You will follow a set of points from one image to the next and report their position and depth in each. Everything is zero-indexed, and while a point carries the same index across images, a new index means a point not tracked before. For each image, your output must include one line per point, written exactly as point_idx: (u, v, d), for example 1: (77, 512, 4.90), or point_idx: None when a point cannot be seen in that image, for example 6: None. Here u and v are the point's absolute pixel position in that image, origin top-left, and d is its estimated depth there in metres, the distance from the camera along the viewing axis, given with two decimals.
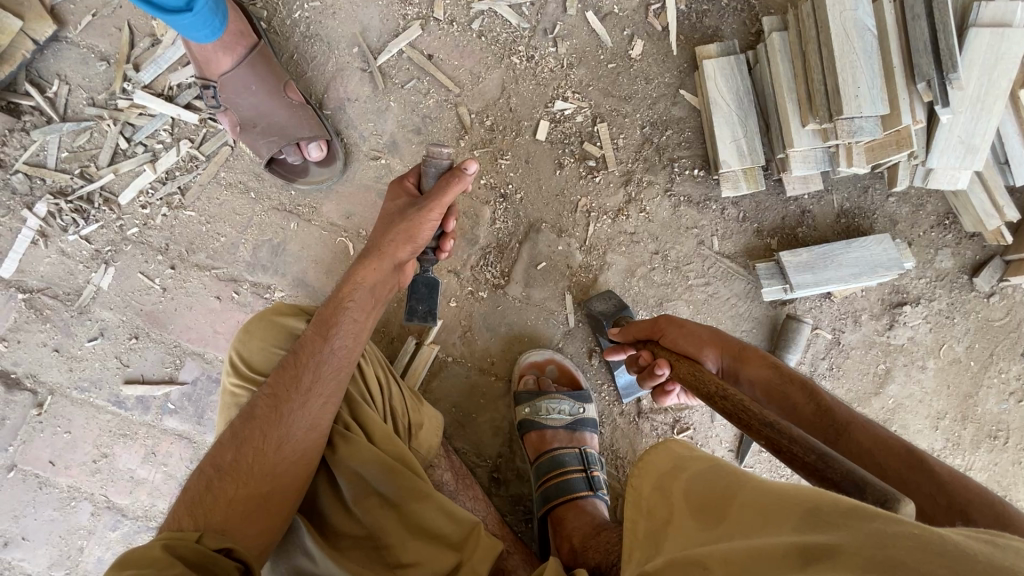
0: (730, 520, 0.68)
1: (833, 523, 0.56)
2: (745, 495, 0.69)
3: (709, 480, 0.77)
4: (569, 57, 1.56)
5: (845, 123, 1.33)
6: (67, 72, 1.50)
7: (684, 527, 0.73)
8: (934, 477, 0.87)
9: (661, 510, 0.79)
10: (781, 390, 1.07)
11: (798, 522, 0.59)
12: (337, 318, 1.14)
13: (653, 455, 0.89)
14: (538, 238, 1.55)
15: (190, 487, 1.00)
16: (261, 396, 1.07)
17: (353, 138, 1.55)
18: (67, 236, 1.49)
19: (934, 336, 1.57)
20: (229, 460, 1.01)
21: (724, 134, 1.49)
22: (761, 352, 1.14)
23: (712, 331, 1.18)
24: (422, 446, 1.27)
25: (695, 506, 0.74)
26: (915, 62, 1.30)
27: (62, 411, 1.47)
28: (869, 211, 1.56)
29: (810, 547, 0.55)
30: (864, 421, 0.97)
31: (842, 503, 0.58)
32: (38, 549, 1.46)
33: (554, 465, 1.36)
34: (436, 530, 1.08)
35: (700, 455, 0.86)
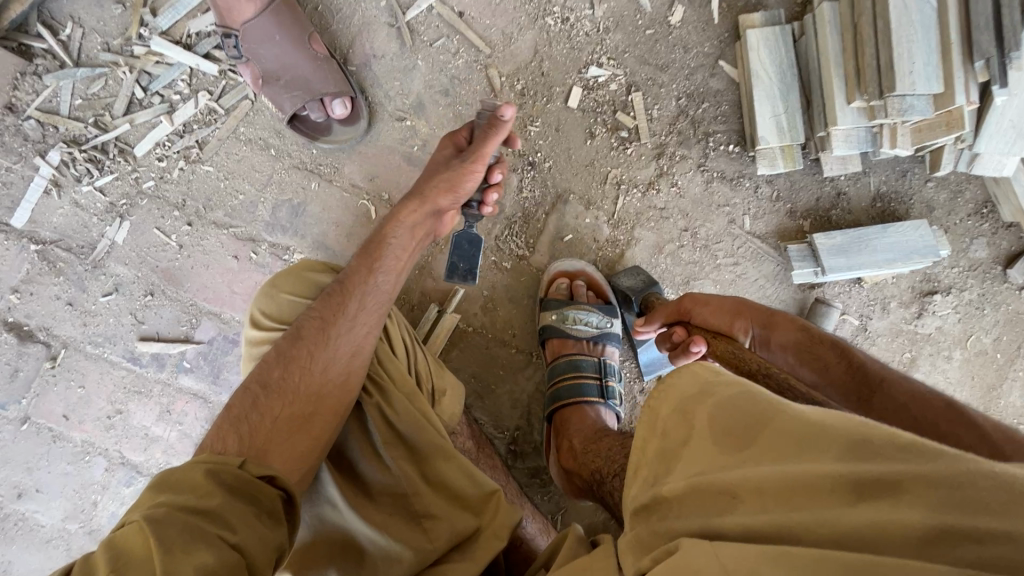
0: (764, 441, 0.61)
1: (889, 457, 0.54)
2: (781, 417, 0.62)
3: (743, 404, 0.66)
4: (606, 21, 1.49)
5: (896, 101, 1.28)
6: (81, 15, 1.44)
7: (705, 448, 0.64)
8: (974, 427, 0.82)
9: (677, 429, 0.69)
10: (814, 353, 1.03)
11: (844, 450, 0.56)
12: (384, 252, 1.18)
13: (679, 382, 0.74)
14: (565, 210, 1.51)
15: (235, 403, 0.98)
16: (308, 319, 1.08)
17: (378, 97, 1.49)
18: (81, 187, 1.44)
19: (962, 327, 1.55)
20: (276, 377, 1.01)
21: (765, 109, 1.43)
22: (789, 314, 1.11)
23: (739, 299, 1.15)
24: (444, 413, 1.24)
25: (722, 423, 0.65)
26: (975, 38, 1.24)
27: (75, 365, 1.45)
28: (906, 196, 1.52)
29: (865, 483, 0.53)
30: (899, 376, 0.94)
31: (889, 436, 0.56)
32: (52, 502, 1.45)
33: (571, 368, 1.36)
34: (457, 491, 1.07)
35: (728, 379, 0.71)
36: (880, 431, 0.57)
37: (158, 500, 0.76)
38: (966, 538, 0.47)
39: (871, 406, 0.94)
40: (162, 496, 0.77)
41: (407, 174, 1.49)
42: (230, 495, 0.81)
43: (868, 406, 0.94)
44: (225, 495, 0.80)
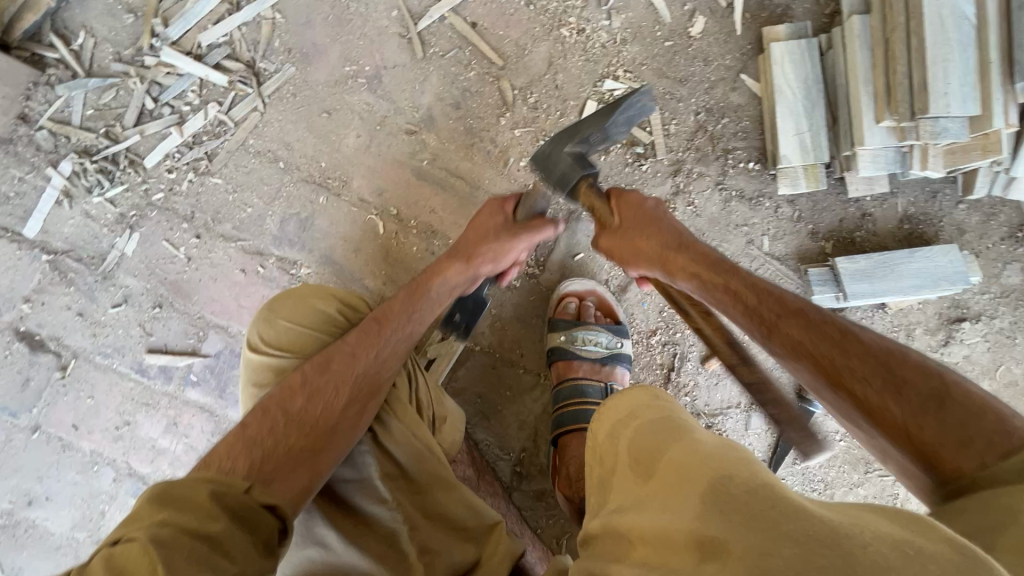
0: (657, 477, 0.65)
1: (739, 506, 0.54)
2: (672, 452, 0.66)
3: (657, 434, 0.71)
4: (623, 32, 1.45)
5: (928, 123, 1.21)
6: (94, 24, 1.43)
7: (625, 482, 0.70)
8: (868, 354, 0.75)
9: (609, 458, 0.76)
10: (714, 290, 0.94)
11: (699, 502, 0.57)
12: (425, 290, 1.18)
13: (618, 400, 0.81)
14: (577, 227, 1.45)
15: (251, 424, 0.93)
16: (340, 348, 1.05)
17: (388, 108, 1.46)
18: (92, 198, 1.44)
19: (991, 356, 1.48)
20: (299, 406, 0.98)
21: (788, 127, 1.38)
22: (687, 248, 0.99)
23: (650, 229, 1.04)
24: (445, 439, 1.23)
25: (635, 454, 0.71)
26: (1017, 57, 1.17)
27: (84, 375, 1.46)
28: (935, 218, 1.45)
29: (706, 540, 0.53)
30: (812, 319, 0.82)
31: (748, 483, 0.57)
32: (61, 510, 1.47)
33: (574, 394, 1.32)
34: (457, 523, 1.07)
35: (656, 405, 0.77)
36: (739, 478, 0.58)
37: (157, 518, 0.72)
38: None
39: (771, 341, 0.84)
40: (160, 513, 0.73)
41: (416, 189, 1.46)
42: (231, 521, 0.78)
43: (769, 341, 0.85)
44: (228, 520, 0.78)
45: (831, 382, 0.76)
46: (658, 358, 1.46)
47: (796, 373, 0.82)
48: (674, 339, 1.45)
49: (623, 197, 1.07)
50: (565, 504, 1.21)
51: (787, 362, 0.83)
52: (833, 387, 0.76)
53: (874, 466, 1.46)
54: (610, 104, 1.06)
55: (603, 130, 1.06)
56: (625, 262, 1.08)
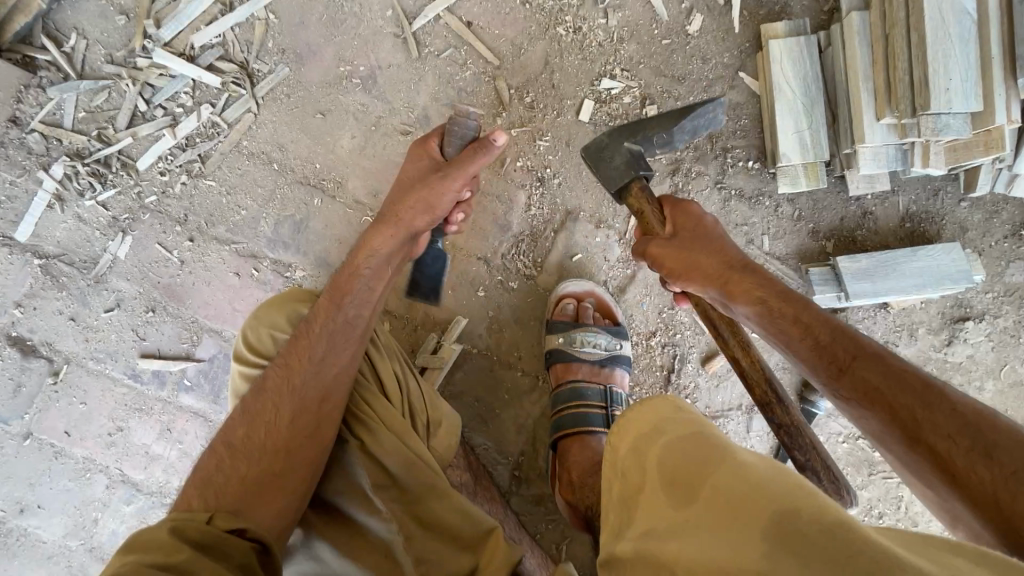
0: (699, 504, 0.64)
1: (810, 547, 0.53)
2: (719, 479, 0.65)
3: (690, 452, 0.71)
4: (620, 30, 1.43)
5: (930, 119, 1.19)
6: (85, 26, 1.42)
7: (655, 503, 0.69)
8: (957, 415, 0.70)
9: (635, 476, 0.76)
10: (779, 321, 0.87)
11: (760, 538, 0.56)
12: (343, 281, 1.10)
13: (639, 412, 0.83)
14: (574, 228, 1.44)
15: (204, 463, 0.98)
16: (272, 368, 1.04)
17: (383, 109, 1.44)
18: (84, 201, 1.43)
19: (996, 355, 1.46)
20: (241, 436, 0.99)
21: (787, 125, 1.36)
22: (752, 272, 0.93)
23: (709, 250, 0.98)
24: (440, 445, 1.20)
25: (669, 476, 0.70)
26: (1019, 52, 1.15)
27: (77, 381, 1.44)
28: (937, 216, 1.44)
29: None
30: (889, 360, 0.77)
31: (819, 522, 0.55)
32: (53, 518, 1.45)
33: (574, 397, 1.29)
34: (453, 530, 1.04)
35: (682, 420, 0.78)
36: (814, 516, 0.56)
37: (127, 558, 0.77)
38: None
39: (841, 386, 0.79)
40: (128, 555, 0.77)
41: None
42: (200, 551, 0.81)
43: (838, 381, 0.80)
44: (193, 550, 0.80)
45: (911, 439, 0.72)
46: (658, 359, 1.44)
47: (865, 420, 0.77)
48: (674, 340, 1.43)
49: (678, 213, 1.04)
50: (566, 510, 1.18)
51: (853, 409, 0.79)
52: (911, 443, 0.72)
53: (878, 467, 1.44)
54: (683, 110, 1.13)
55: (666, 133, 1.13)
56: (673, 274, 1.01)
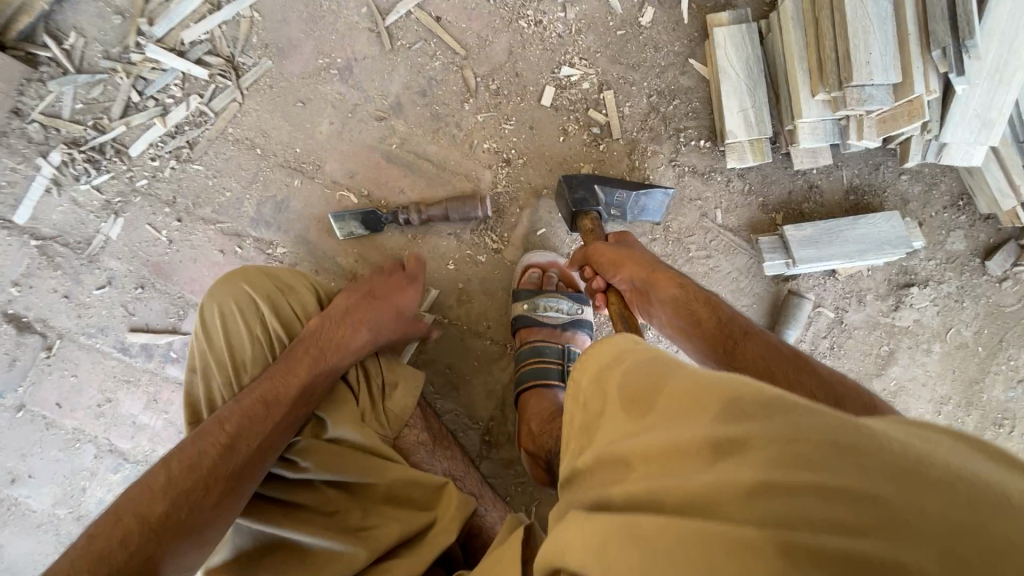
0: (655, 408, 0.66)
1: (758, 412, 0.55)
2: (673, 381, 0.67)
3: (647, 369, 0.73)
4: (578, 23, 1.55)
5: (855, 91, 1.29)
6: (83, 25, 1.53)
7: (616, 420, 0.72)
8: (816, 375, 0.93)
9: (596, 403, 0.78)
10: (691, 308, 1.09)
11: (714, 411, 0.58)
12: (327, 355, 1.17)
13: (598, 349, 0.84)
14: (538, 205, 1.54)
15: (100, 536, 0.89)
16: (210, 445, 1.02)
17: (360, 97, 1.55)
18: (79, 185, 1.53)
19: (941, 320, 1.53)
20: (159, 514, 0.93)
21: (732, 105, 1.47)
22: (672, 271, 1.15)
23: (638, 253, 1.20)
24: (396, 405, 1.28)
25: (627, 395, 0.72)
26: (932, 29, 1.25)
27: (69, 355, 1.52)
28: (879, 189, 1.53)
29: (723, 442, 0.55)
30: (766, 339, 1.01)
31: (764, 396, 0.57)
32: (43, 487, 1.51)
33: (534, 354, 1.35)
34: (407, 496, 1.18)
35: (638, 348, 0.81)
36: (755, 393, 0.58)
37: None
38: (784, 493, 0.49)
39: (736, 358, 1.01)
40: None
41: (386, 172, 1.55)
42: None
43: (732, 356, 1.01)
44: None
45: None
46: None
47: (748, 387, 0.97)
48: None
49: (620, 235, 1.31)
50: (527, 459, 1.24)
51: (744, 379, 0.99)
52: None
53: None
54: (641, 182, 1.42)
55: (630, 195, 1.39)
56: (609, 268, 1.20)
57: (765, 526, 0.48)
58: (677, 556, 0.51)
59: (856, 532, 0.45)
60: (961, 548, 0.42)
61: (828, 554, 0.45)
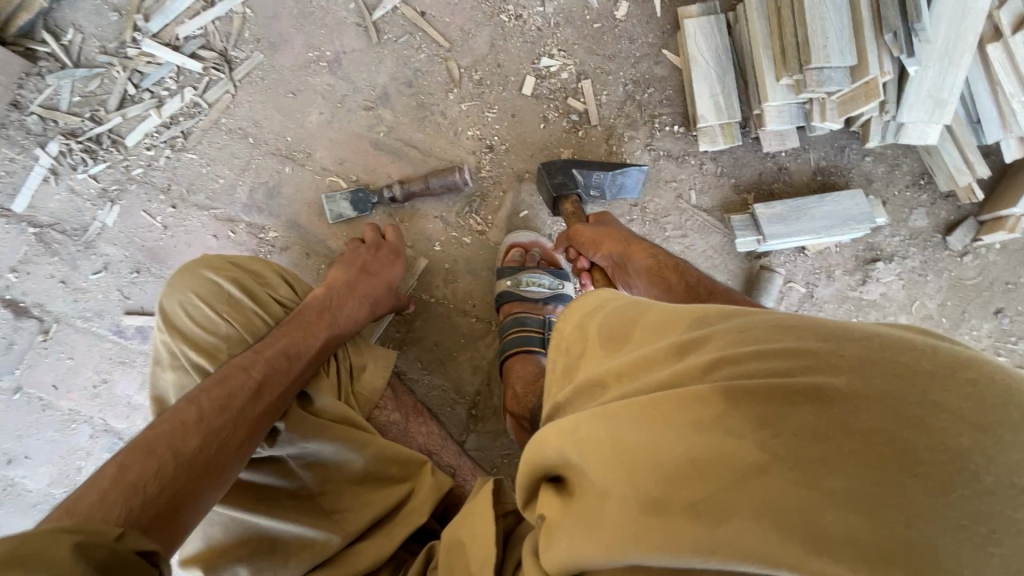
0: (635, 337, 0.79)
1: (717, 323, 0.67)
2: (649, 318, 0.81)
3: (622, 313, 0.86)
4: (556, 17, 1.63)
5: (815, 73, 1.36)
6: (81, 22, 1.60)
7: (597, 355, 0.83)
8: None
9: (577, 346, 0.90)
10: (661, 272, 1.14)
11: (688, 327, 0.71)
12: (333, 316, 1.27)
13: (580, 304, 0.97)
14: (521, 188, 1.60)
15: (133, 467, 0.82)
16: (242, 385, 1.04)
17: (349, 89, 1.62)
18: (77, 174, 1.58)
19: (906, 293, 1.61)
20: (192, 448, 0.90)
21: (703, 91, 1.55)
22: (647, 242, 1.21)
23: (615, 230, 1.26)
24: (366, 392, 1.33)
25: (607, 333, 0.85)
26: (883, 14, 1.33)
27: (65, 339, 1.56)
28: (844, 169, 1.61)
29: (687, 344, 0.65)
30: (731, 295, 1.04)
31: (721, 313, 0.70)
32: (40, 468, 1.55)
33: (517, 325, 1.41)
34: (382, 475, 1.21)
35: (611, 297, 0.94)
36: (715, 313, 0.70)
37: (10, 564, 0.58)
38: (737, 363, 0.58)
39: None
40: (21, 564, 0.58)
41: (375, 159, 1.62)
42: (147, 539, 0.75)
43: None
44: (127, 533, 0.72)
45: None
46: None
47: None
48: None
49: (601, 215, 1.37)
50: (512, 421, 1.29)
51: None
52: None
53: None
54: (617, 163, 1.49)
55: (607, 175, 1.46)
56: (586, 244, 1.27)
57: (720, 383, 0.57)
58: (645, 420, 0.58)
59: (791, 377, 0.53)
60: (872, 377, 0.50)
61: (768, 392, 0.53)
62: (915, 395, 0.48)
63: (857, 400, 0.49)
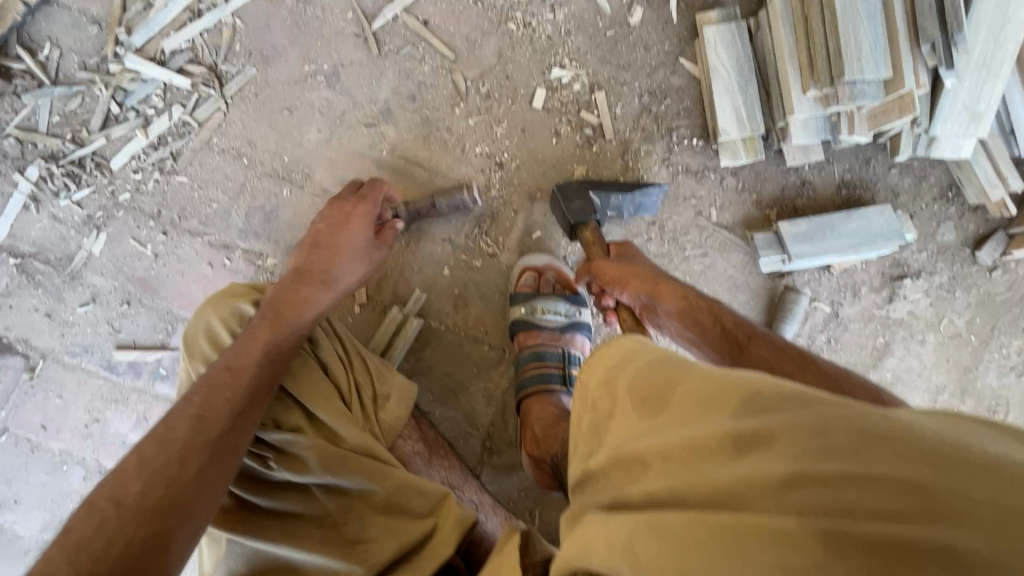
0: (675, 407, 0.74)
1: (773, 408, 0.65)
2: (689, 382, 0.75)
3: (657, 370, 0.82)
4: (567, 24, 1.54)
5: (846, 87, 1.31)
6: (59, 36, 1.49)
7: (630, 421, 0.79)
8: (822, 375, 0.97)
9: (607, 401, 0.85)
10: (696, 316, 1.11)
11: (737, 407, 0.68)
12: (287, 315, 1.15)
13: (608, 350, 0.92)
14: (532, 207, 1.52)
15: (73, 528, 0.84)
16: (182, 417, 0.98)
17: (348, 104, 1.52)
18: (59, 201, 1.48)
19: (934, 310, 1.55)
20: (135, 494, 0.88)
21: (724, 103, 1.47)
22: (676, 281, 1.17)
23: (640, 267, 1.21)
24: (389, 421, 1.28)
25: (641, 395, 0.80)
26: (920, 24, 1.28)
27: (53, 376, 1.47)
28: (870, 182, 1.54)
29: (745, 436, 0.64)
30: (768, 337, 1.05)
31: (779, 391, 0.67)
32: (29, 513, 1.47)
33: (534, 359, 1.34)
34: (405, 505, 1.14)
35: (645, 348, 0.89)
36: (772, 390, 0.67)
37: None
38: (810, 479, 0.57)
39: (743, 361, 1.04)
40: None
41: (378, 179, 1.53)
42: None
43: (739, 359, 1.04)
44: None
45: None
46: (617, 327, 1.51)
47: None
48: None
49: (621, 246, 1.32)
50: (530, 464, 1.23)
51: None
52: None
53: None
54: (637, 184, 1.40)
55: (630, 198, 1.39)
56: (612, 282, 1.21)
57: (789, 504, 0.57)
58: (718, 540, 0.58)
59: (878, 513, 0.53)
60: (953, 484, 0.53)
61: (839, 525, 0.54)
62: (977, 508, 0.51)
63: (938, 544, 0.50)
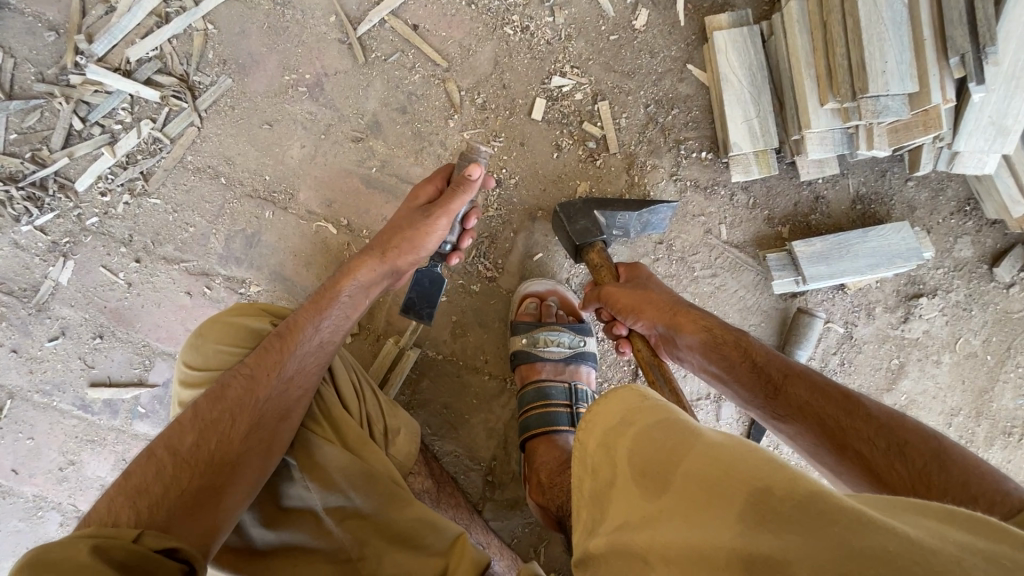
0: (674, 490, 0.59)
1: (791, 522, 0.49)
2: (696, 459, 0.59)
3: (662, 437, 0.66)
4: (568, 28, 1.43)
5: (869, 102, 1.22)
6: (12, 44, 1.35)
7: (628, 495, 0.64)
8: (872, 421, 0.88)
9: (605, 470, 0.70)
10: (721, 349, 1.03)
11: (747, 507, 0.52)
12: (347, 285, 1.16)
13: (605, 405, 0.77)
14: (533, 227, 1.43)
15: (136, 472, 0.87)
16: (236, 375, 0.99)
17: (333, 117, 1.41)
18: (20, 227, 1.36)
19: (950, 330, 1.49)
20: (189, 445, 0.91)
21: (736, 114, 1.37)
22: (696, 309, 1.10)
23: (654, 293, 1.13)
24: (399, 454, 1.19)
25: (640, 465, 0.65)
26: (949, 34, 1.20)
27: (23, 416, 1.39)
28: (886, 197, 1.45)
29: (758, 558, 0.49)
30: (803, 373, 0.97)
31: (796, 491, 0.51)
32: (5, 560, 1.42)
33: (539, 397, 1.29)
34: (418, 539, 1.04)
35: (651, 405, 0.73)
36: (792, 490, 0.51)
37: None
38: None
39: (778, 401, 0.96)
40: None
41: (367, 198, 1.43)
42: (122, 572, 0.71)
43: (774, 399, 0.97)
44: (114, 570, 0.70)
45: (838, 443, 0.88)
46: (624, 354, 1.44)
47: (802, 436, 0.93)
48: None
49: (632, 268, 1.25)
50: (537, 510, 1.19)
51: (792, 424, 0.95)
52: (840, 449, 0.88)
53: None
54: (644, 201, 1.29)
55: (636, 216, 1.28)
56: (624, 311, 1.14)
57: None
58: None
59: None
60: None
61: None
62: None
63: None
